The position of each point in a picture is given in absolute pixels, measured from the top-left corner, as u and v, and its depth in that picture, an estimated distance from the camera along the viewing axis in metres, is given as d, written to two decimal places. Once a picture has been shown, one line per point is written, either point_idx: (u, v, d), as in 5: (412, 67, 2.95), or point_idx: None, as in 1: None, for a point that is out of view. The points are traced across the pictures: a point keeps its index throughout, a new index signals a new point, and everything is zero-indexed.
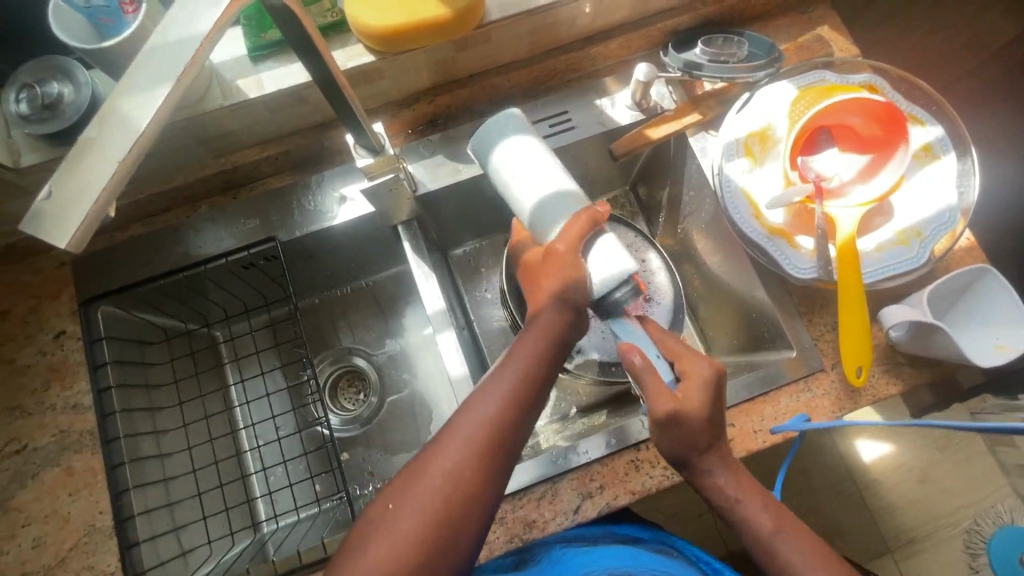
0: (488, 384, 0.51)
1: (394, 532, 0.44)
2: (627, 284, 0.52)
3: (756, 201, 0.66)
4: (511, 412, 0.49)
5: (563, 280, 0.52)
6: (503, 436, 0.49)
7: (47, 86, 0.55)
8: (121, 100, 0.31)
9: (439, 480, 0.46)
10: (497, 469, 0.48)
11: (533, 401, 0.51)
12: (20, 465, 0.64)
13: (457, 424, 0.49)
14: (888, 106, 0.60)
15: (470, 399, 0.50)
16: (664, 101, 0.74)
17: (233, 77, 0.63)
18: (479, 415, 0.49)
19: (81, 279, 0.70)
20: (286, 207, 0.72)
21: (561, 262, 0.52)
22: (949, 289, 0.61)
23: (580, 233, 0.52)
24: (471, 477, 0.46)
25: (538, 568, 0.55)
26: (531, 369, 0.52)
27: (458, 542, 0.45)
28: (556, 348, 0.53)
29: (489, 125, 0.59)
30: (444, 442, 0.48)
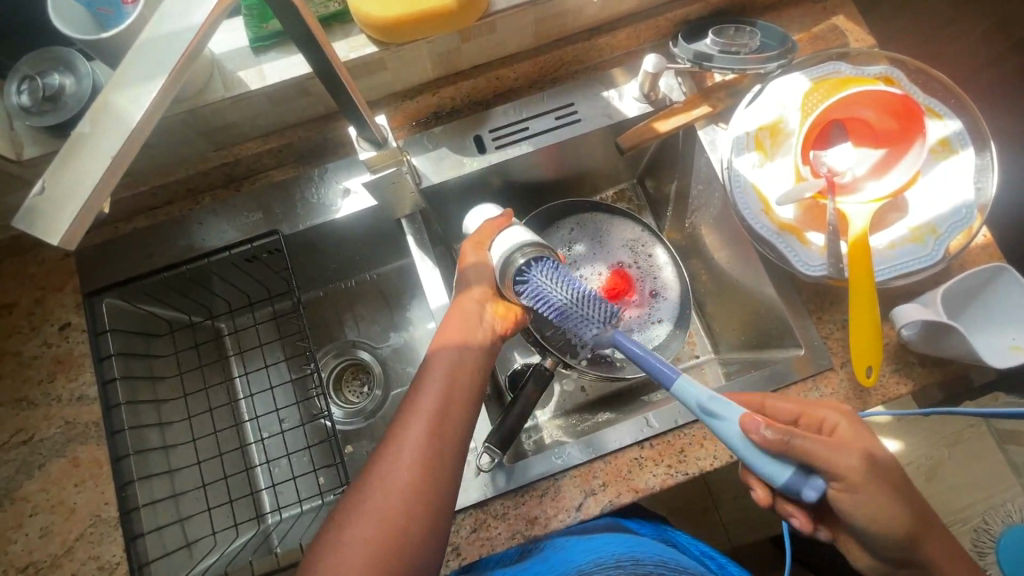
0: (420, 387, 0.53)
1: (353, 531, 0.44)
2: (521, 247, 0.59)
3: (765, 197, 0.64)
4: (446, 409, 0.51)
5: (465, 299, 0.60)
6: (442, 434, 0.50)
7: (47, 78, 0.55)
8: (113, 94, 0.31)
9: (391, 475, 0.47)
10: (442, 466, 0.48)
11: (466, 396, 0.53)
12: (27, 456, 0.64)
13: (401, 420, 0.50)
14: (905, 99, 0.58)
15: (410, 396, 0.52)
16: (672, 93, 0.73)
17: (235, 68, 0.62)
18: (415, 417, 0.50)
19: (86, 272, 0.70)
20: (289, 200, 0.71)
21: (473, 291, 0.60)
22: (964, 288, 0.59)
23: (485, 237, 0.62)
24: (420, 467, 0.47)
25: (543, 557, 0.59)
26: (457, 368, 0.54)
27: (412, 543, 0.45)
28: (478, 349, 0.56)
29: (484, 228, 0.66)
30: (383, 448, 0.49)
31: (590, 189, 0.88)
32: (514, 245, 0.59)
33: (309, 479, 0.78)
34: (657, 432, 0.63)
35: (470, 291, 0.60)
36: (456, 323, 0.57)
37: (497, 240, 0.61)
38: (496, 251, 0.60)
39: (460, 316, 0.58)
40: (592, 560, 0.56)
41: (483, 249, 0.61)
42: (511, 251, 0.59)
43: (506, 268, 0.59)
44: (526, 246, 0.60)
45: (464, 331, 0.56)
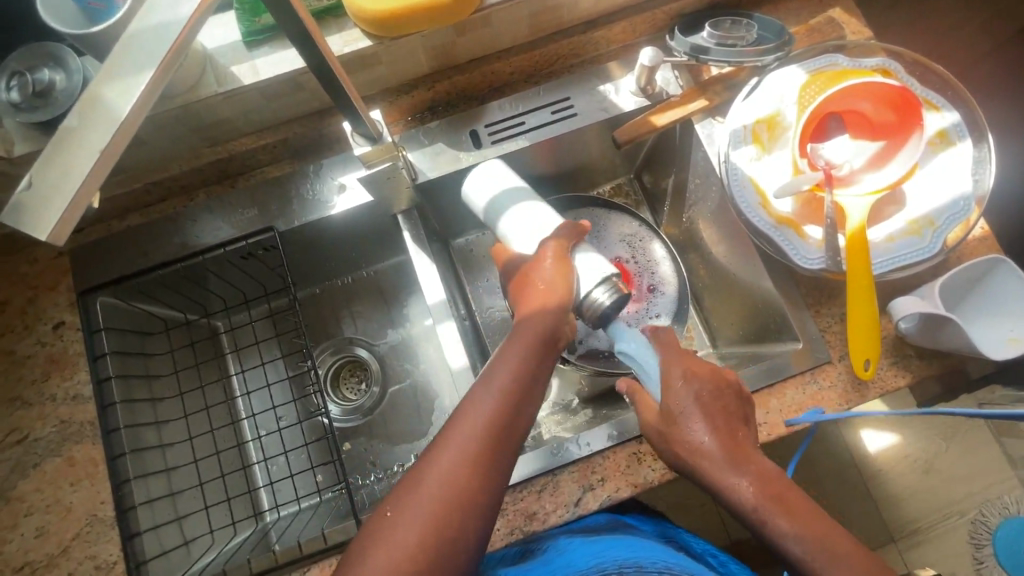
0: (486, 380, 0.51)
1: (401, 530, 0.43)
2: (605, 282, 0.59)
3: (763, 190, 0.64)
4: (512, 407, 0.49)
5: (554, 282, 0.56)
6: (505, 433, 0.48)
7: (37, 73, 0.54)
8: (99, 87, 0.30)
9: (444, 477, 0.45)
10: (500, 468, 0.47)
11: (530, 397, 0.51)
12: (21, 456, 0.64)
13: (458, 420, 0.48)
14: (902, 90, 0.58)
15: (469, 395, 0.50)
16: (669, 87, 0.72)
17: (227, 63, 0.62)
18: (477, 413, 0.48)
19: (79, 270, 0.70)
20: (284, 197, 0.71)
21: (550, 269, 0.57)
22: (962, 280, 0.59)
23: (569, 240, 0.60)
24: (476, 473, 0.45)
25: (541, 559, 0.55)
26: (526, 366, 0.52)
27: (461, 553, 0.43)
28: (549, 348, 0.54)
29: (493, 199, 0.64)
30: (443, 441, 0.47)
31: (587, 184, 0.88)
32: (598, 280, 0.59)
33: (308, 478, 0.77)
34: None
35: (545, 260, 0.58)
36: (533, 322, 0.54)
37: (580, 259, 0.60)
38: (581, 276, 0.59)
39: (544, 309, 0.55)
40: (591, 562, 0.51)
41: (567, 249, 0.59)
42: (596, 285, 0.58)
43: (587, 301, 0.59)
44: (607, 280, 0.59)
45: (544, 321, 0.54)
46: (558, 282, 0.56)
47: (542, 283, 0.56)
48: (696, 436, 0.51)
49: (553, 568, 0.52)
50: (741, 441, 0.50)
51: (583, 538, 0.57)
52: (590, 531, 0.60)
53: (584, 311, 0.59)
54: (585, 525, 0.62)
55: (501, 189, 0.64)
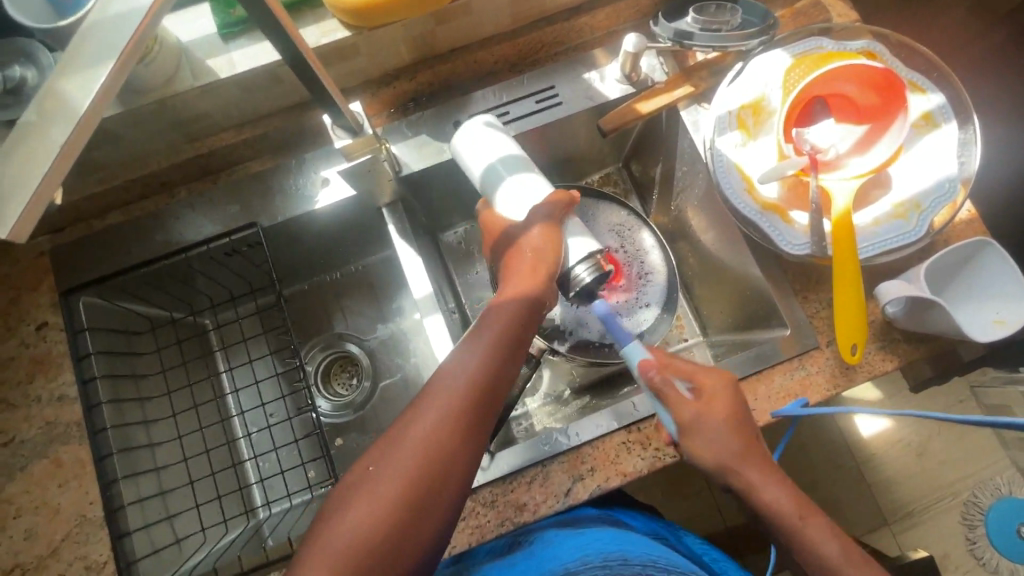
0: (466, 348, 0.52)
1: (376, 489, 0.44)
2: (588, 258, 0.59)
3: (748, 176, 0.63)
4: (490, 375, 0.50)
5: (541, 249, 0.56)
6: (481, 402, 0.49)
7: (7, 69, 0.53)
8: (58, 80, 0.29)
9: (419, 438, 0.46)
10: (476, 435, 0.48)
11: (510, 366, 0.52)
12: (8, 458, 0.64)
13: (436, 384, 0.49)
14: (886, 72, 0.57)
15: (449, 360, 0.51)
16: (654, 73, 0.72)
17: (203, 57, 0.61)
18: (455, 380, 0.49)
19: (61, 270, 0.69)
20: (267, 192, 0.70)
21: (537, 237, 0.56)
22: (948, 264, 0.59)
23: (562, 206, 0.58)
24: (448, 436, 0.46)
25: (527, 551, 0.56)
26: (507, 336, 0.53)
27: (433, 510, 0.45)
28: (530, 320, 0.55)
29: (489, 167, 0.59)
30: (420, 406, 0.48)
31: (575, 173, 0.88)
32: (581, 255, 0.59)
33: (300, 473, 0.77)
34: (644, 416, 0.63)
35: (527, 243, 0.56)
36: (514, 293, 0.55)
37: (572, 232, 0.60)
38: (569, 249, 0.59)
39: (526, 280, 0.56)
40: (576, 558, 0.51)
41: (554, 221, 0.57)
42: (579, 262, 0.59)
43: (569, 275, 0.59)
44: (590, 256, 0.59)
45: (527, 290, 0.55)
46: (545, 255, 0.56)
47: (529, 251, 0.56)
48: (720, 438, 0.53)
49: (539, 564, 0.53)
50: (759, 448, 0.54)
51: (570, 531, 0.57)
52: (577, 522, 0.60)
53: (567, 286, 0.60)
54: (569, 517, 0.61)
55: (496, 156, 0.59)
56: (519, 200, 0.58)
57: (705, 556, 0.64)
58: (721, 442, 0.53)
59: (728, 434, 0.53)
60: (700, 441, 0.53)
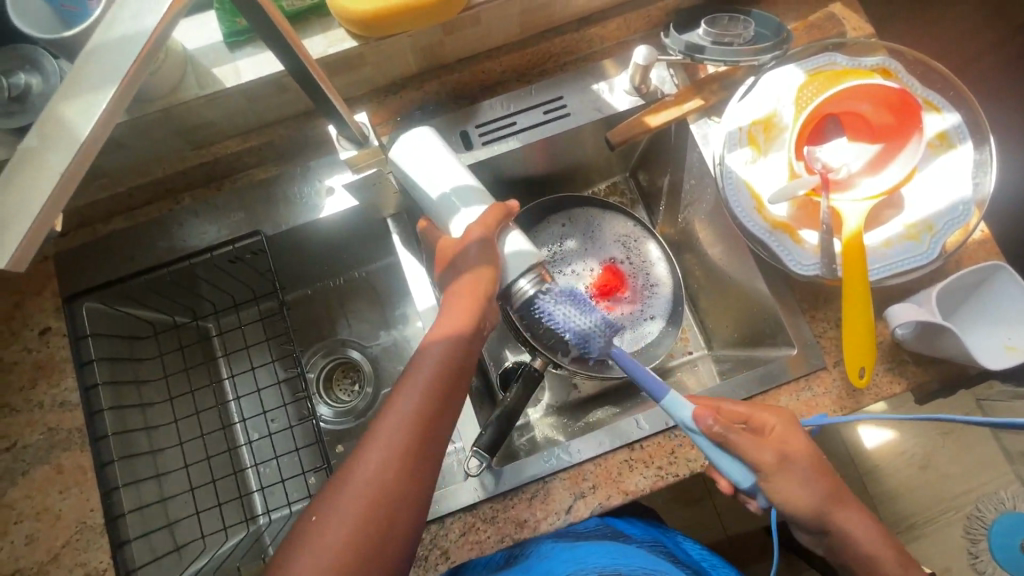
0: (406, 383, 0.50)
1: (319, 541, 0.43)
2: (530, 271, 0.57)
3: (758, 194, 0.62)
4: (434, 408, 0.49)
5: (478, 272, 0.53)
6: (427, 435, 0.48)
7: (13, 76, 0.52)
8: (59, 105, 0.29)
9: (361, 484, 0.45)
10: (423, 470, 0.47)
11: (454, 396, 0.50)
12: (10, 463, 0.64)
13: (378, 424, 0.48)
14: (902, 92, 0.56)
15: (390, 397, 0.49)
16: (664, 85, 0.71)
17: (209, 65, 0.60)
18: (398, 418, 0.48)
19: (66, 275, 0.69)
20: (273, 200, 0.70)
21: (476, 260, 0.53)
22: (960, 286, 0.58)
23: (495, 222, 0.55)
24: (392, 476, 0.45)
25: (528, 567, 0.57)
26: (449, 365, 0.51)
27: (383, 554, 0.44)
28: (473, 342, 0.53)
29: (441, 196, 0.57)
30: (363, 448, 0.47)
31: (582, 182, 0.87)
32: (522, 265, 0.56)
33: (300, 482, 0.77)
34: (647, 434, 0.63)
35: (473, 275, 0.53)
36: (457, 313, 0.53)
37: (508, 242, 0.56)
38: (508, 265, 0.56)
39: (467, 299, 0.53)
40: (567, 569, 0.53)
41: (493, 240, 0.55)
42: (522, 275, 0.56)
43: (512, 289, 0.57)
44: (531, 267, 0.57)
45: (469, 313, 0.52)
46: (480, 274, 0.53)
47: (466, 271, 0.53)
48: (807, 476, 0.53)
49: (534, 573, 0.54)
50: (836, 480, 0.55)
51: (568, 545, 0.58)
52: (576, 537, 0.61)
53: (510, 300, 0.58)
54: (570, 529, 0.63)
55: (449, 186, 0.57)
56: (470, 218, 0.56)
57: (704, 563, 0.65)
58: (810, 482, 0.53)
59: (816, 475, 0.53)
60: (795, 483, 0.52)
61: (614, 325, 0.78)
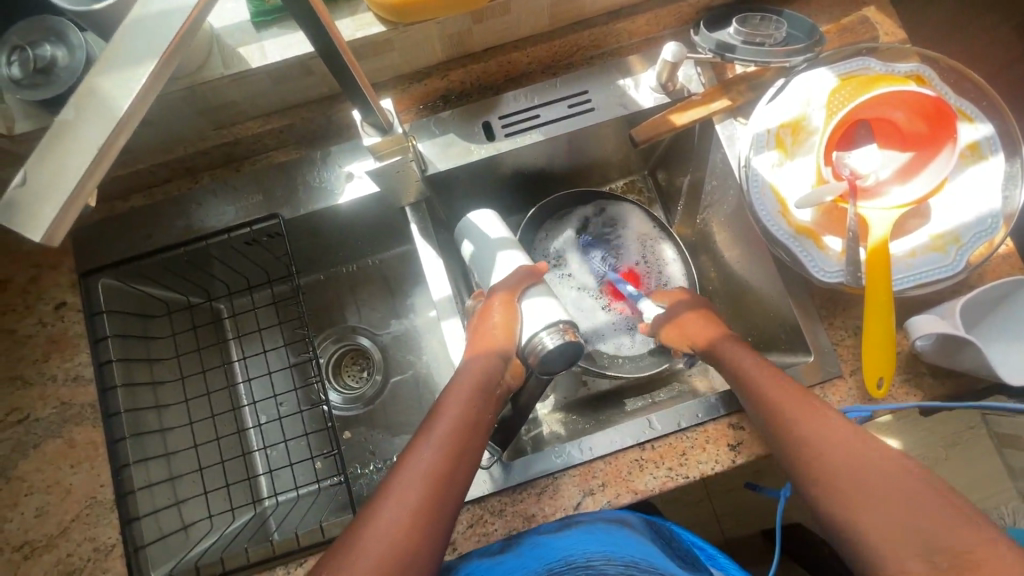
0: (422, 437, 0.51)
1: None
2: (551, 327, 0.57)
3: (784, 199, 0.62)
4: (450, 459, 0.50)
5: (495, 328, 0.58)
6: (443, 488, 0.48)
7: (38, 48, 0.52)
8: (96, 78, 0.28)
9: (376, 539, 0.44)
10: (440, 519, 0.46)
11: (469, 448, 0.51)
12: (22, 435, 0.64)
13: (394, 480, 0.48)
14: (937, 101, 0.55)
15: (406, 455, 0.50)
16: (691, 84, 0.70)
17: (235, 44, 0.60)
18: (416, 469, 0.48)
19: (81, 250, 0.68)
20: (291, 181, 0.69)
21: (497, 308, 0.59)
22: (985, 299, 0.57)
23: (516, 283, 0.61)
24: (408, 529, 0.45)
25: (517, 554, 0.54)
26: (464, 420, 0.52)
27: None
28: (488, 394, 0.55)
29: (478, 249, 0.66)
30: (379, 500, 0.47)
31: (600, 179, 0.86)
32: (545, 321, 0.58)
33: (308, 466, 0.77)
34: (660, 434, 0.63)
35: (490, 309, 0.59)
36: (474, 371, 0.56)
37: (529, 299, 0.60)
38: (528, 322, 0.58)
39: (482, 356, 0.57)
40: (561, 556, 0.50)
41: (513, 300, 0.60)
42: (542, 329, 0.57)
43: (532, 343, 0.57)
44: (553, 323, 0.58)
45: (487, 359, 0.57)
46: (496, 328, 0.58)
47: (486, 328, 0.59)
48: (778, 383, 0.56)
49: (527, 564, 0.52)
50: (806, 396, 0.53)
51: (558, 533, 0.54)
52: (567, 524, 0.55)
53: (529, 356, 0.57)
54: (573, 518, 0.57)
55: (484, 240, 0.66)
56: (500, 273, 0.63)
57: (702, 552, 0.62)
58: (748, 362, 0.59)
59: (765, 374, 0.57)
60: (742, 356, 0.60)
61: (624, 322, 0.78)
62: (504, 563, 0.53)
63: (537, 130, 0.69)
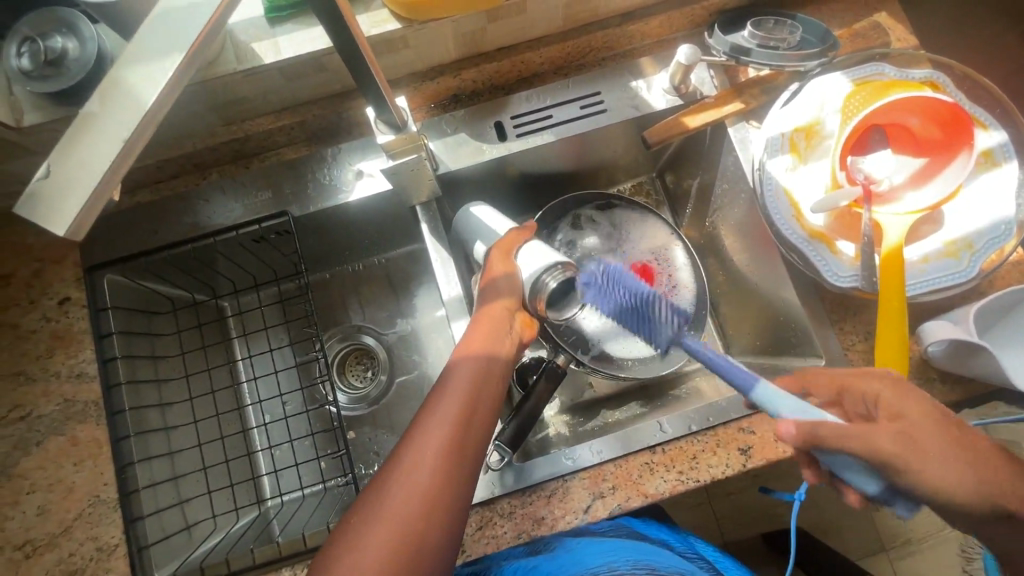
0: (433, 404, 0.48)
1: (353, 553, 0.40)
2: (553, 268, 0.56)
3: (797, 202, 0.62)
4: (461, 431, 0.46)
5: (500, 289, 0.56)
6: (464, 439, 0.46)
7: (50, 40, 0.51)
8: (122, 70, 0.28)
9: (398, 491, 0.43)
10: (451, 498, 0.44)
11: (482, 419, 0.48)
12: (24, 432, 0.63)
13: (414, 432, 0.47)
14: (953, 107, 0.55)
15: (424, 406, 0.48)
16: (703, 86, 0.70)
17: (248, 40, 0.59)
18: (435, 420, 0.47)
19: (87, 244, 0.68)
20: (300, 178, 0.69)
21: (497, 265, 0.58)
22: (997, 306, 0.57)
23: (514, 243, 0.60)
24: (430, 480, 0.43)
25: (550, 555, 0.56)
26: (481, 370, 0.50)
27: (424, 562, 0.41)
28: (500, 362, 0.51)
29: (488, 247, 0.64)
30: (398, 454, 0.45)
31: (608, 181, 0.86)
32: (547, 263, 0.56)
33: (313, 466, 0.77)
34: (670, 438, 0.62)
35: (489, 269, 0.58)
36: (485, 324, 0.53)
37: (525, 249, 0.59)
38: (528, 267, 0.57)
39: (492, 310, 0.54)
40: (602, 561, 0.52)
41: (510, 254, 0.59)
42: (544, 271, 0.56)
43: (537, 289, 0.56)
44: (556, 265, 0.57)
45: (494, 313, 0.54)
46: (502, 295, 0.56)
47: (492, 291, 0.56)
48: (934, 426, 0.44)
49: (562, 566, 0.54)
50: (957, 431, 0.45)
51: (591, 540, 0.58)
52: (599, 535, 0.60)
53: (536, 301, 0.57)
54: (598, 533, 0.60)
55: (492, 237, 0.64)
56: None
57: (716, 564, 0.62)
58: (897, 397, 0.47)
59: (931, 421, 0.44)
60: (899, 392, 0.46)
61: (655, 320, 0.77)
62: (541, 565, 0.55)
63: (549, 130, 0.69)
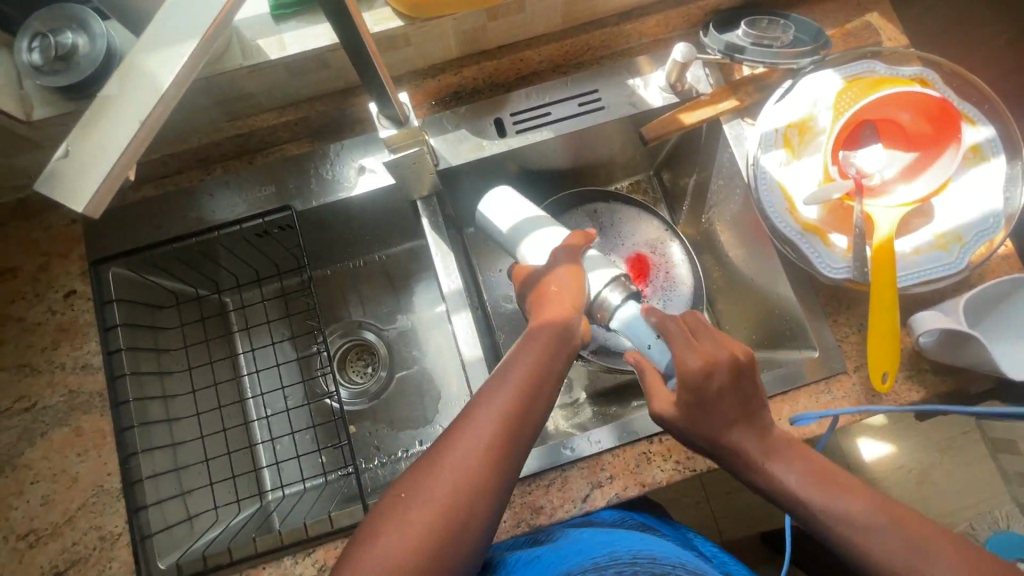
0: (489, 392, 0.50)
1: (405, 521, 0.43)
2: (614, 282, 0.58)
3: (791, 196, 0.63)
4: (514, 422, 0.48)
5: (566, 286, 0.57)
6: (515, 431, 0.48)
7: (60, 35, 0.52)
8: (139, 56, 0.30)
9: (449, 470, 0.45)
10: (496, 485, 0.46)
11: (534, 413, 0.49)
12: (29, 423, 0.64)
13: (468, 414, 0.49)
14: (943, 102, 0.57)
15: (480, 391, 0.50)
16: (699, 84, 0.71)
17: (254, 37, 0.60)
18: (490, 407, 0.48)
19: (92, 238, 0.69)
20: (303, 174, 0.70)
21: (562, 272, 0.58)
22: (987, 297, 0.58)
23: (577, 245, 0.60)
24: (479, 466, 0.45)
25: (553, 545, 0.55)
26: (539, 366, 0.51)
27: (465, 540, 0.44)
28: (558, 358, 0.53)
29: (512, 227, 0.64)
30: (453, 435, 0.48)
31: (606, 178, 0.87)
32: (605, 278, 0.59)
33: (314, 460, 0.77)
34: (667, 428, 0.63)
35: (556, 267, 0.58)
36: (549, 318, 0.54)
37: (588, 261, 0.60)
38: (591, 278, 0.59)
39: (558, 304, 0.55)
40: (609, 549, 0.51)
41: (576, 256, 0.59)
42: (604, 287, 0.58)
43: (599, 300, 0.59)
44: (615, 278, 0.59)
45: (560, 309, 0.55)
46: (569, 292, 0.56)
47: (554, 287, 0.57)
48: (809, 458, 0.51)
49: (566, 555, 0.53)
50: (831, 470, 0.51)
51: (595, 530, 0.57)
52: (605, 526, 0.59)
53: (596, 314, 0.60)
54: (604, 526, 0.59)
55: (519, 219, 0.63)
56: (537, 246, 0.62)
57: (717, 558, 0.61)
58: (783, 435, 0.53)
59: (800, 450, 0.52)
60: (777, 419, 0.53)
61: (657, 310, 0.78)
62: (544, 555, 0.53)
63: (547, 127, 0.70)
